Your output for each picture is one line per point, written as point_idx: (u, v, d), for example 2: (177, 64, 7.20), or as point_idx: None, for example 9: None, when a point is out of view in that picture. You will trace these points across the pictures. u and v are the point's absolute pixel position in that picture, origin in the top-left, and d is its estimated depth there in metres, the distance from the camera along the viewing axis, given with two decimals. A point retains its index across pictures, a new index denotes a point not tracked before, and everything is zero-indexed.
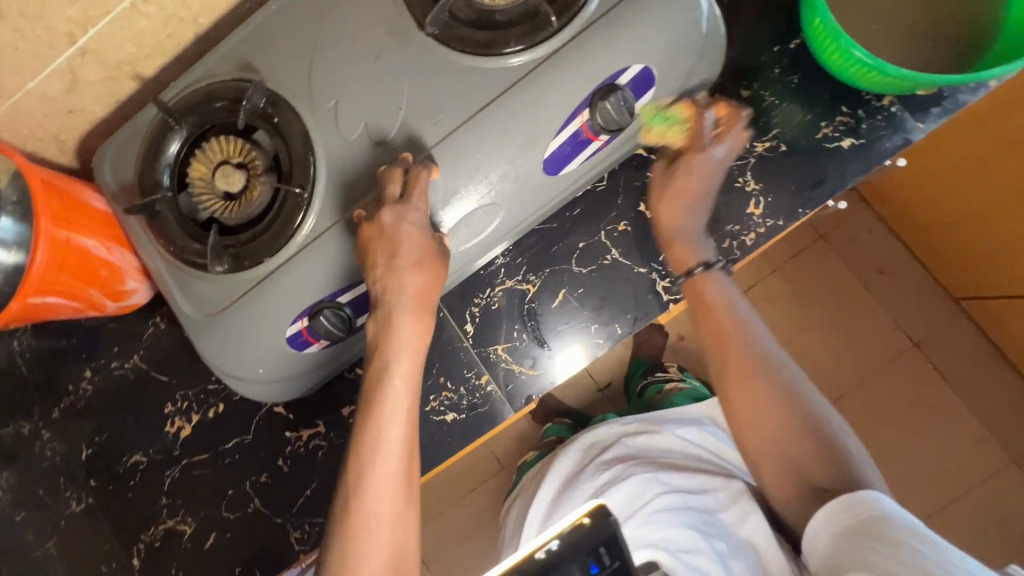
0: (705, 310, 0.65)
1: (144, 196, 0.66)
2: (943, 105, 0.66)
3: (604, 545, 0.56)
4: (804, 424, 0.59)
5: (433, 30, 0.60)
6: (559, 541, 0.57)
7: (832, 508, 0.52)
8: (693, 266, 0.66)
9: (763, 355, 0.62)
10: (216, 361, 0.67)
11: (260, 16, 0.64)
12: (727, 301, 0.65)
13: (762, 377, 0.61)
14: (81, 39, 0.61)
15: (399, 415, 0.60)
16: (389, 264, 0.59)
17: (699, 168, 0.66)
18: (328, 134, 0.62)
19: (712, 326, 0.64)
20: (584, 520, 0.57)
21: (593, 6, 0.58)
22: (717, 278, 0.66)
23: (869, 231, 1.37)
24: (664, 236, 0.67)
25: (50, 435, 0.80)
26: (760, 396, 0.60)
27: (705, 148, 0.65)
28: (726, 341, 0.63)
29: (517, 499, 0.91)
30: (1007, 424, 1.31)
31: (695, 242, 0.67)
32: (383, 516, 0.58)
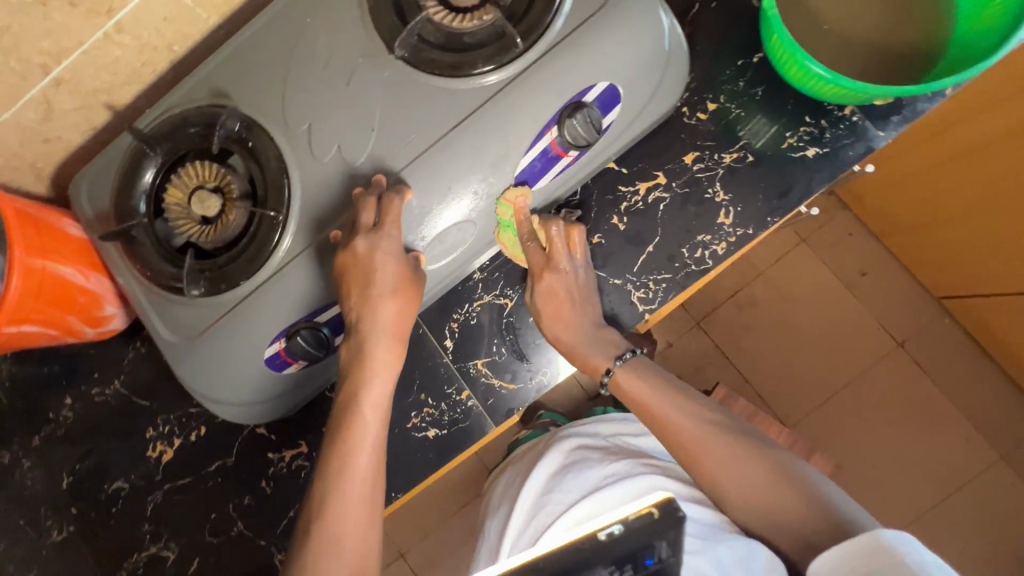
0: (634, 405, 0.67)
1: (120, 223, 0.66)
2: (903, 113, 0.68)
3: (667, 540, 0.43)
4: (774, 477, 0.59)
5: (402, 53, 0.61)
6: (623, 528, 0.43)
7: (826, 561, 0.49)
8: (602, 374, 0.69)
9: (709, 425, 0.64)
10: (195, 385, 0.66)
11: (233, 42, 0.65)
12: (656, 385, 0.67)
13: (715, 446, 0.62)
14: (54, 69, 0.62)
15: (369, 435, 0.61)
16: (363, 295, 0.60)
17: (558, 284, 0.68)
18: (302, 156, 0.62)
19: (650, 415, 0.66)
20: (652, 511, 0.44)
21: (559, 24, 0.60)
22: (629, 373, 0.68)
23: (848, 234, 1.40)
24: (567, 349, 0.69)
25: (30, 464, 0.79)
26: (717, 466, 0.61)
27: (549, 269, 0.68)
28: (667, 426, 0.65)
29: (507, 469, 0.92)
30: (992, 420, 1.33)
31: (600, 345, 0.69)
32: (349, 537, 0.58)
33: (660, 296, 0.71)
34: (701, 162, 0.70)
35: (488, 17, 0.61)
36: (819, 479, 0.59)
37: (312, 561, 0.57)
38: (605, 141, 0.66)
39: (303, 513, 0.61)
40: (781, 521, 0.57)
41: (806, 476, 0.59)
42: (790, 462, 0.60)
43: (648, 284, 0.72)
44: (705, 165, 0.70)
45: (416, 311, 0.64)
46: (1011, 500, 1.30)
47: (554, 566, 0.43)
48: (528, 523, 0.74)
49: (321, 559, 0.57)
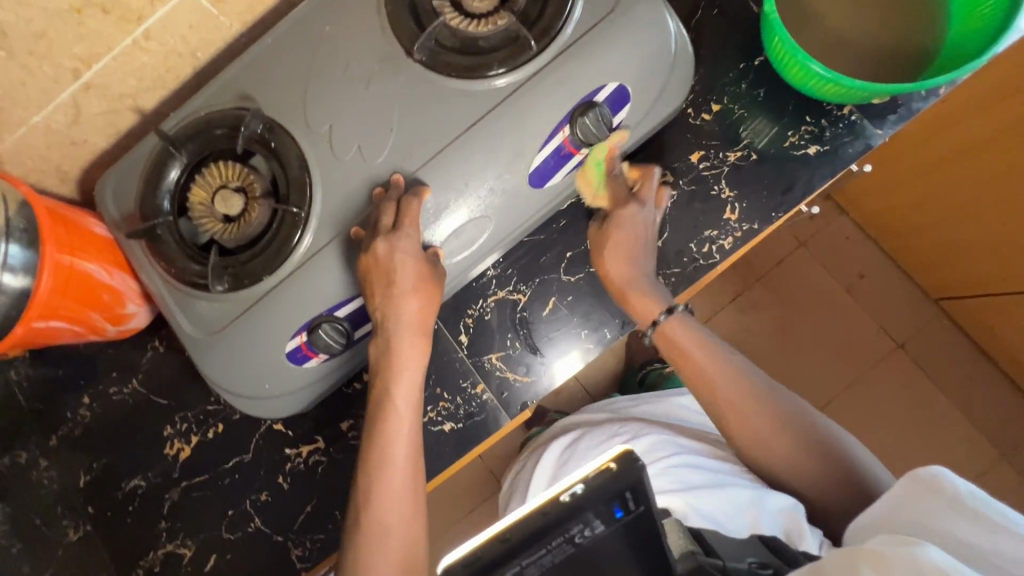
0: (683, 355, 0.67)
1: (145, 221, 0.68)
2: (899, 112, 0.71)
3: (632, 489, 0.46)
4: (807, 442, 0.62)
5: (420, 56, 0.64)
6: (585, 486, 0.46)
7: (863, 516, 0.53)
8: (658, 315, 0.68)
9: (752, 386, 0.65)
10: (216, 379, 0.68)
11: (256, 48, 0.68)
12: (701, 338, 0.67)
13: (756, 409, 0.63)
14: (85, 74, 0.64)
15: (404, 433, 0.62)
16: (386, 294, 0.62)
17: (630, 223, 0.69)
18: (324, 157, 0.65)
19: (695, 370, 0.66)
20: (609, 465, 0.46)
21: (569, 30, 0.62)
22: (682, 320, 0.68)
23: (846, 238, 1.43)
24: (617, 289, 0.69)
25: (47, 464, 0.80)
26: (757, 427, 0.63)
27: (631, 202, 0.70)
28: (710, 384, 0.65)
29: (524, 454, 0.94)
30: (993, 419, 1.34)
31: (652, 289, 0.69)
32: (395, 525, 0.60)
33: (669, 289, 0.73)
34: (707, 161, 0.73)
35: (502, 22, 0.63)
36: (845, 442, 0.63)
37: (364, 553, 0.59)
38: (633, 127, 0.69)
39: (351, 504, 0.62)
40: (814, 477, 0.61)
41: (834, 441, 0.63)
42: (822, 426, 0.64)
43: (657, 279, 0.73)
44: (711, 163, 0.73)
45: (437, 310, 0.66)
46: (1014, 500, 1.31)
47: (522, 532, 0.45)
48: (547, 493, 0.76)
49: (366, 548, 0.59)
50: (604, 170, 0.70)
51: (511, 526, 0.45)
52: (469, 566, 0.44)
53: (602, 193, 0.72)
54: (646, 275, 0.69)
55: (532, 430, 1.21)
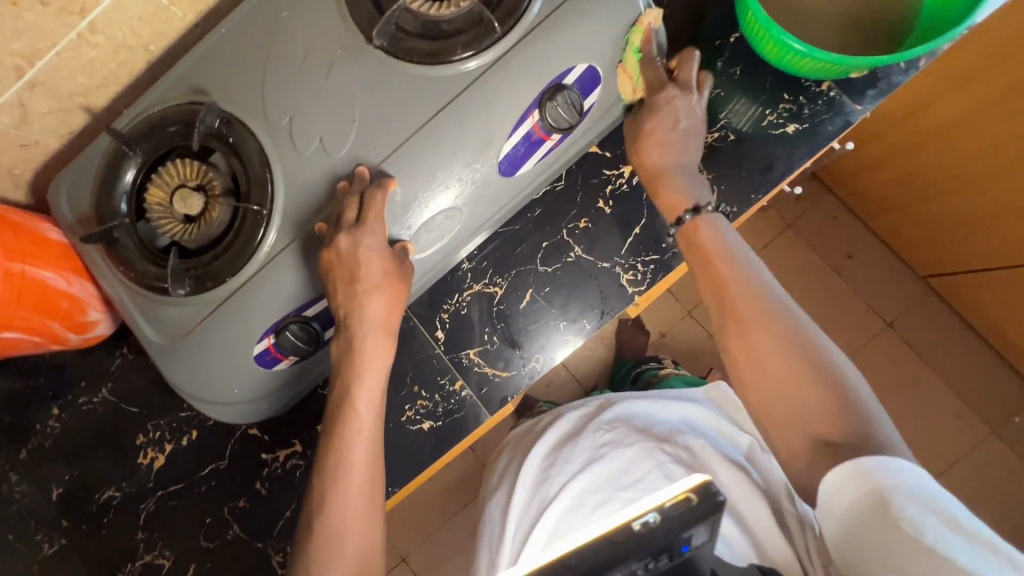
0: (701, 255, 0.63)
1: (102, 224, 0.65)
2: (879, 86, 0.69)
3: (704, 523, 0.42)
4: (814, 368, 0.55)
5: (381, 42, 0.61)
6: (659, 515, 0.41)
7: (856, 461, 0.49)
8: (684, 211, 0.64)
9: (769, 300, 0.59)
10: (184, 386, 0.66)
11: (210, 39, 0.65)
12: (729, 247, 0.62)
13: (766, 318, 0.58)
14: (28, 71, 0.61)
15: (365, 438, 0.60)
16: (349, 291, 0.60)
17: (673, 114, 0.66)
18: (285, 150, 0.62)
19: (711, 274, 0.61)
20: (691, 498, 0.42)
21: (536, 9, 0.60)
22: (712, 221, 0.63)
23: (834, 218, 1.41)
24: (650, 173, 0.67)
25: (18, 478, 0.77)
26: (764, 342, 0.57)
27: (669, 85, 0.65)
28: (728, 293, 0.60)
29: (504, 452, 0.92)
30: (982, 394, 1.34)
31: (687, 184, 0.66)
32: (351, 531, 0.58)
33: (649, 277, 0.72)
34: None
35: (464, 4, 0.61)
36: (862, 398, 0.54)
37: (319, 556, 0.56)
38: (587, 124, 0.66)
39: (304, 509, 0.60)
40: None
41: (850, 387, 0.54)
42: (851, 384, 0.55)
43: (636, 267, 0.72)
44: None
45: (404, 306, 0.64)
46: (1004, 473, 1.32)
47: (585, 561, 0.40)
48: (530, 500, 0.75)
49: (320, 555, 0.56)
50: (640, 56, 0.65)
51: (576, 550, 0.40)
52: None
53: (642, 83, 0.67)
54: (683, 166, 0.66)
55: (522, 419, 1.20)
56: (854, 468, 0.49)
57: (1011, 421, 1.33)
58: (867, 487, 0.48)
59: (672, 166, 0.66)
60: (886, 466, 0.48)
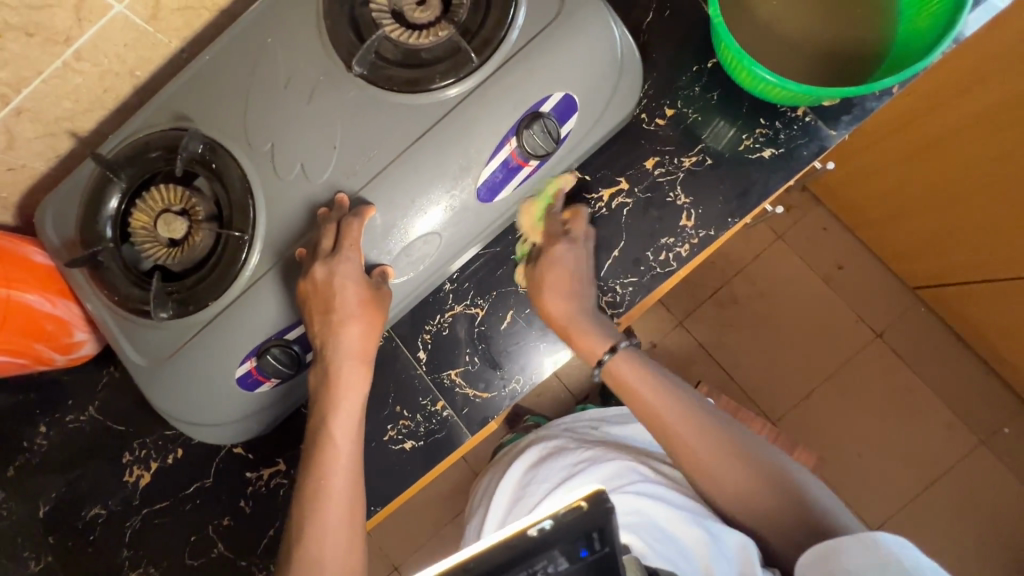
0: (630, 392, 0.68)
1: (86, 248, 0.66)
2: (853, 112, 0.70)
3: (600, 530, 0.43)
4: (760, 461, 0.62)
5: (361, 70, 0.62)
6: (553, 522, 0.42)
7: (827, 544, 0.52)
8: (602, 354, 0.69)
9: (700, 424, 0.65)
10: (168, 408, 0.67)
11: (194, 65, 0.66)
12: (649, 374, 0.68)
13: (708, 443, 0.64)
14: (14, 99, 0.62)
15: (341, 466, 0.61)
16: (326, 320, 0.61)
17: (571, 261, 0.69)
18: (266, 175, 0.63)
19: (644, 407, 0.67)
20: (581, 503, 0.43)
21: (513, 37, 0.61)
22: (628, 356, 0.69)
23: (822, 229, 1.42)
24: (561, 325, 0.69)
25: (4, 495, 0.78)
26: (705, 456, 0.64)
27: (562, 238, 0.69)
28: (661, 419, 0.66)
29: (489, 470, 0.91)
30: (970, 405, 1.35)
31: (595, 327, 0.69)
32: (328, 558, 0.59)
33: (627, 299, 0.73)
34: (661, 167, 0.72)
35: (443, 34, 0.62)
36: (784, 462, 0.63)
37: None
38: (566, 150, 0.67)
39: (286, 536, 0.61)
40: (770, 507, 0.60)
41: (772, 458, 0.63)
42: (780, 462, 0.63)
43: (615, 289, 0.73)
44: (666, 169, 0.72)
45: (383, 331, 0.64)
46: (992, 484, 1.32)
47: (484, 566, 0.41)
48: (507, 514, 0.76)
49: None
50: (547, 206, 0.71)
51: (475, 556, 0.42)
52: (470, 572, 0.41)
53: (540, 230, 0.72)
54: (586, 310, 0.69)
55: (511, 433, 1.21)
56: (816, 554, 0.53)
57: (999, 432, 1.34)
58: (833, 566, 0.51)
59: (574, 311, 0.69)
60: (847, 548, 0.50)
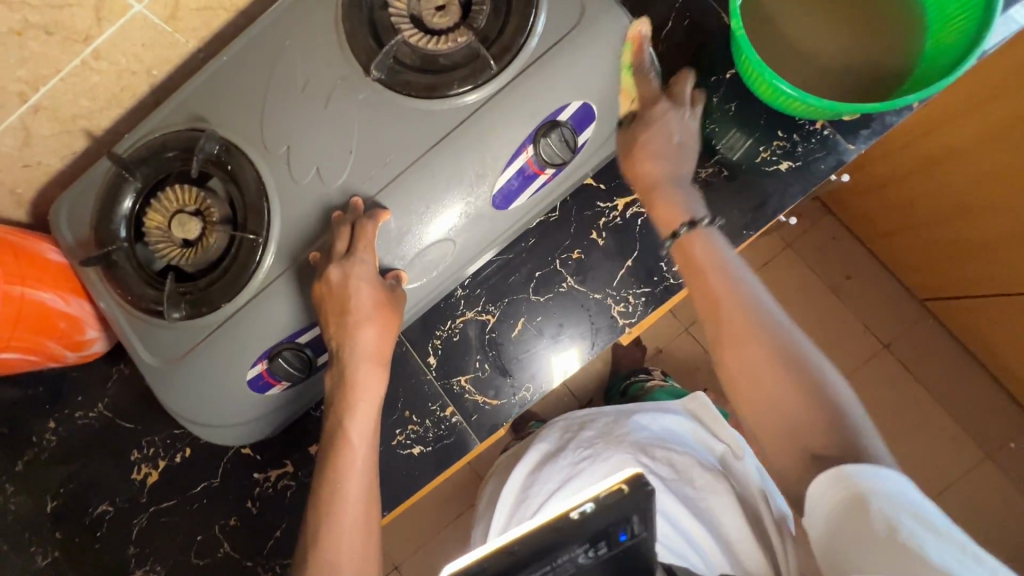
0: (695, 268, 0.62)
1: (101, 247, 0.66)
2: (872, 126, 0.69)
3: (640, 515, 0.42)
4: (817, 393, 0.55)
5: (379, 75, 0.62)
6: (595, 505, 0.41)
7: (837, 467, 0.49)
8: (679, 225, 0.64)
9: (765, 324, 0.58)
10: (178, 408, 0.67)
11: (211, 66, 0.66)
12: (722, 259, 0.62)
13: (768, 348, 0.57)
14: (32, 96, 0.62)
15: (355, 471, 0.61)
16: (341, 323, 0.61)
17: (668, 122, 0.66)
18: (282, 178, 0.63)
19: (705, 288, 0.61)
20: (623, 487, 0.42)
21: (533, 45, 0.61)
22: (705, 236, 0.63)
23: (832, 239, 1.42)
24: (645, 187, 0.66)
25: (13, 489, 0.78)
26: (759, 358, 0.57)
27: (662, 99, 0.66)
28: (722, 306, 0.59)
29: (490, 479, 0.91)
30: (977, 419, 1.34)
31: (679, 196, 0.65)
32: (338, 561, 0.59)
33: (640, 310, 0.73)
34: None
35: (462, 40, 0.62)
36: (841, 392, 0.56)
37: None
38: (583, 157, 0.67)
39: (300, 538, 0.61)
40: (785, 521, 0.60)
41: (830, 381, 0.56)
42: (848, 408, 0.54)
43: (627, 298, 0.73)
44: None
45: (396, 336, 0.64)
46: (997, 499, 1.31)
47: (527, 550, 0.40)
48: (510, 519, 0.76)
49: None
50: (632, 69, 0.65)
51: (517, 539, 0.40)
52: (513, 555, 0.40)
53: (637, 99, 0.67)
54: (676, 179, 0.66)
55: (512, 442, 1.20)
56: (835, 474, 0.48)
57: (1006, 447, 1.33)
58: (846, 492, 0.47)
59: (665, 177, 0.66)
60: (872, 473, 0.47)
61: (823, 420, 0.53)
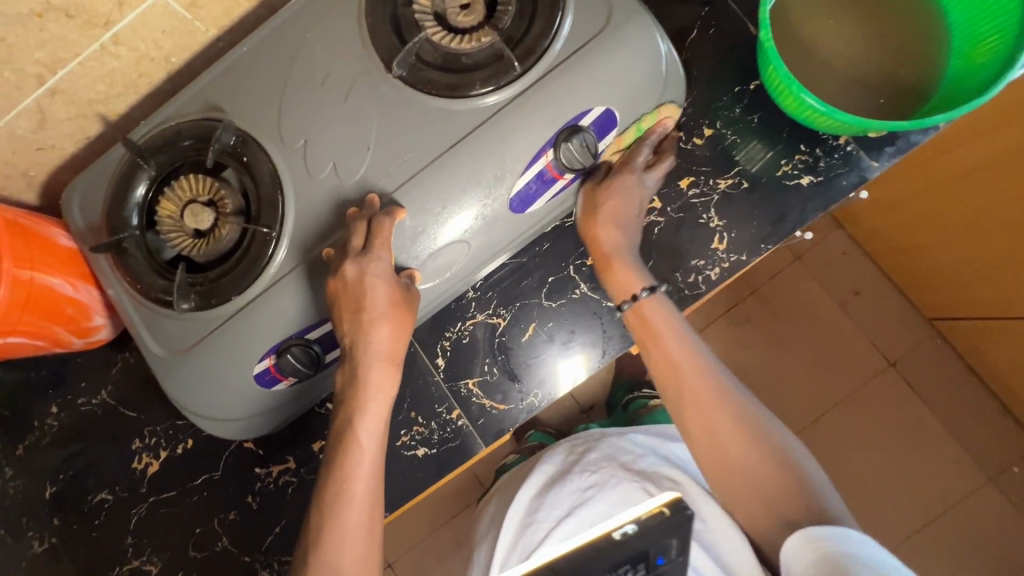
0: (653, 336, 0.64)
1: (112, 234, 0.66)
2: (896, 144, 0.68)
3: (677, 538, 0.49)
4: (773, 454, 0.58)
5: (400, 72, 0.61)
6: (636, 527, 0.50)
7: (804, 529, 0.52)
8: (640, 290, 0.65)
9: (718, 389, 0.61)
10: (183, 400, 0.66)
11: (231, 55, 0.65)
12: (673, 324, 0.64)
13: (724, 412, 0.60)
14: (49, 79, 0.61)
15: (362, 470, 0.60)
16: (355, 320, 0.60)
17: (631, 190, 0.66)
18: (298, 172, 0.62)
19: (662, 356, 0.63)
20: (663, 510, 0.50)
21: (556, 49, 0.60)
22: (655, 303, 0.65)
23: (842, 254, 1.40)
24: (603, 254, 0.67)
25: (12, 473, 0.78)
26: (717, 418, 0.60)
27: (632, 169, 0.66)
28: (679, 374, 0.62)
29: (494, 496, 0.91)
30: (981, 441, 1.33)
31: (634, 266, 0.67)
32: (342, 563, 0.58)
33: None
34: (696, 187, 0.71)
35: (486, 39, 0.61)
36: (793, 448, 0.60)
37: None
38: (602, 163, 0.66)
39: (303, 536, 0.60)
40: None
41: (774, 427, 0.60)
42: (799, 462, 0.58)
43: None
44: (700, 190, 0.71)
45: (410, 335, 0.64)
46: (998, 523, 1.30)
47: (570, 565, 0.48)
48: (515, 543, 0.75)
49: None
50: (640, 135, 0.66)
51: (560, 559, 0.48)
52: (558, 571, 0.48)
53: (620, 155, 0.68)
54: (630, 247, 0.68)
55: (512, 454, 1.20)
56: (805, 536, 0.51)
57: (1010, 470, 1.31)
58: (817, 554, 0.50)
59: (620, 244, 0.67)
60: (840, 535, 0.50)
61: (786, 482, 0.56)
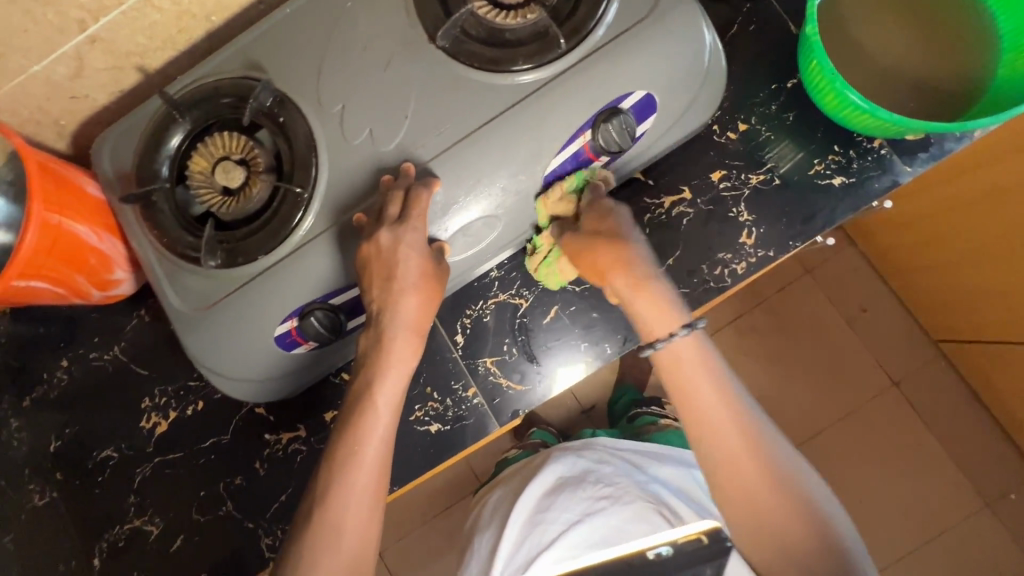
0: (686, 381, 0.60)
1: (141, 185, 0.65)
2: (930, 150, 0.69)
3: (713, 565, 0.65)
4: (805, 512, 0.56)
5: (444, 43, 0.61)
6: (670, 547, 0.68)
7: None
8: (678, 328, 0.60)
9: (754, 440, 0.59)
10: (200, 358, 0.66)
11: (273, 17, 0.65)
12: (708, 368, 0.60)
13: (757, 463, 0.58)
14: (91, 26, 0.61)
15: (375, 434, 0.60)
16: (385, 288, 0.60)
17: (620, 224, 0.63)
18: (333, 136, 0.62)
19: (696, 405, 0.60)
20: (702, 538, 0.68)
21: (601, 32, 0.60)
22: (694, 342, 0.61)
23: (852, 270, 1.41)
24: (623, 295, 0.62)
25: (18, 424, 0.77)
26: (750, 475, 0.58)
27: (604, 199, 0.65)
28: (714, 425, 0.59)
29: (498, 487, 0.90)
30: (980, 465, 1.33)
31: (663, 299, 0.61)
32: (350, 526, 0.58)
33: None
34: (727, 181, 0.71)
35: (531, 17, 0.61)
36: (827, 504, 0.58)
37: (312, 544, 0.56)
38: (637, 149, 0.67)
39: (307, 495, 0.60)
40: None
41: (807, 479, 0.59)
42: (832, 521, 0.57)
43: None
44: (731, 183, 0.71)
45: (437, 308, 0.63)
46: (994, 548, 1.30)
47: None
48: (522, 540, 0.75)
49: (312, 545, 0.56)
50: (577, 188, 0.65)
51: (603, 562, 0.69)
52: None
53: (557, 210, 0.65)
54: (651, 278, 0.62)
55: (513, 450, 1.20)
56: None
57: (1008, 497, 1.31)
58: None
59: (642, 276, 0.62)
60: None
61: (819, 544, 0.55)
